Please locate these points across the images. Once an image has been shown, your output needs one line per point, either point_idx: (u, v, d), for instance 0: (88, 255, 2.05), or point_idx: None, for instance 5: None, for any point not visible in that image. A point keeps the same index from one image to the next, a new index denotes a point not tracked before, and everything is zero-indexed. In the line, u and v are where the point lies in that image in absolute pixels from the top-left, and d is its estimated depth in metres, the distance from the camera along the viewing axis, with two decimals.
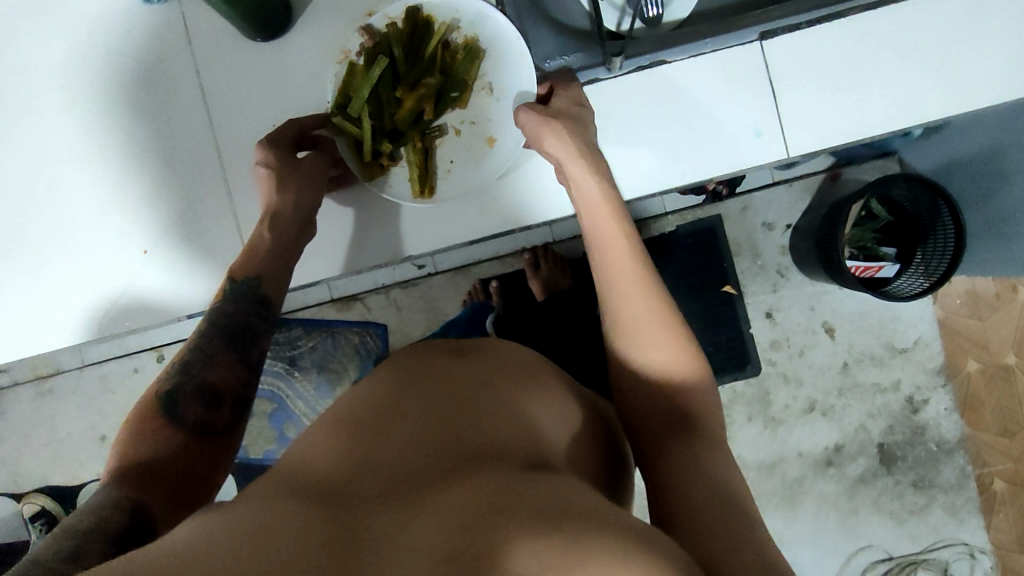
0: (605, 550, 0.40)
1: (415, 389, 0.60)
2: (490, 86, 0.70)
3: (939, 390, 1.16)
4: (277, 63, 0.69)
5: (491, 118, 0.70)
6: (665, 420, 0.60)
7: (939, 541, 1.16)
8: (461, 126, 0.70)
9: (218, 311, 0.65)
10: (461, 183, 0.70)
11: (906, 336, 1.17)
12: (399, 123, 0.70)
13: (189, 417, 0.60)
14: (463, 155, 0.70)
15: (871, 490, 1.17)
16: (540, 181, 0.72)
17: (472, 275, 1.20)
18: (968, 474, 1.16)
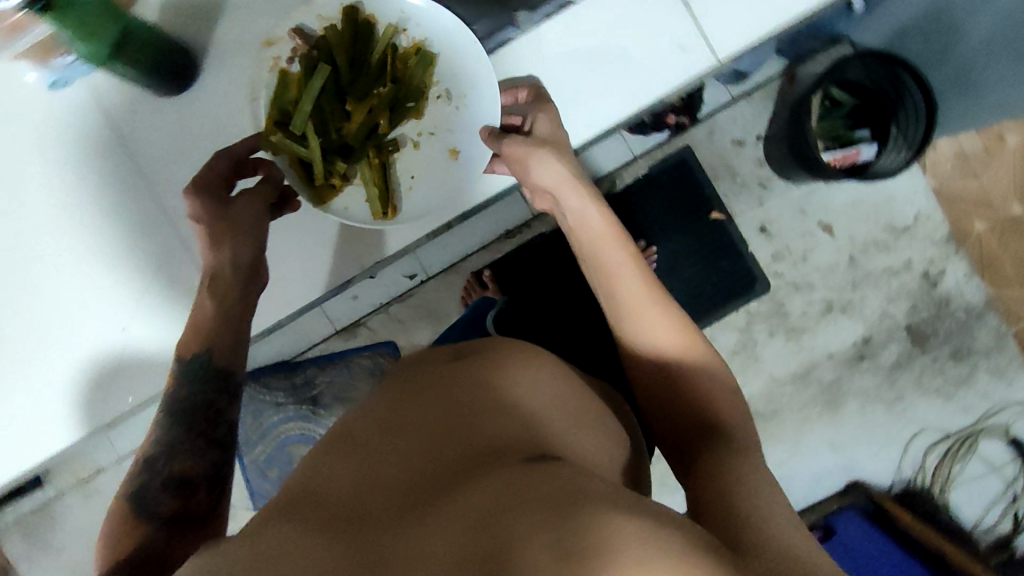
0: (616, 523, 0.42)
1: (415, 411, 0.62)
2: (445, 93, 0.70)
3: (953, 258, 1.14)
4: (200, 113, 0.70)
5: (451, 127, 0.71)
6: (684, 407, 0.61)
7: (992, 407, 1.14)
8: (419, 137, 0.72)
9: (175, 395, 0.68)
10: (423, 199, 0.72)
11: (904, 213, 1.14)
12: (350, 138, 0.70)
13: (164, 507, 0.64)
14: (423, 168, 0.72)
15: (911, 373, 1.15)
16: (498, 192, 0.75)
17: (463, 271, 1.20)
18: (1004, 333, 1.14)
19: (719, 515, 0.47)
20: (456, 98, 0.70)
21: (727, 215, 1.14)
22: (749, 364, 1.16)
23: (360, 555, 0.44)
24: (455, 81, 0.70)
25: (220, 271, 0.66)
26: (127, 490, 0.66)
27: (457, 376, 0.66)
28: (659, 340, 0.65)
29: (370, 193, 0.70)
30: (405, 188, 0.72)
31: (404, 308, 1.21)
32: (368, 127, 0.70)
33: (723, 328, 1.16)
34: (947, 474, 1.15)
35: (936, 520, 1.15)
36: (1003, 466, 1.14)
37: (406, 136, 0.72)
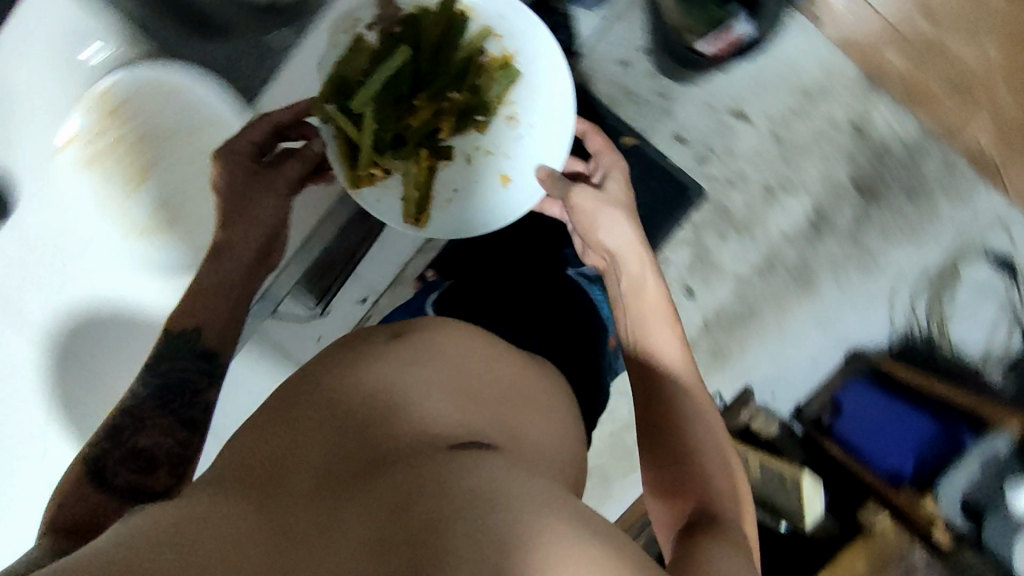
0: (531, 529, 0.48)
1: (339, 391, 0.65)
2: (513, 113, 0.80)
3: (876, 102, 1.10)
4: None
5: (503, 150, 0.80)
6: (696, 448, 0.66)
7: (966, 235, 1.11)
8: (474, 151, 0.80)
9: (159, 369, 0.71)
10: (452, 217, 0.79)
11: (813, 74, 1.10)
12: (410, 132, 0.78)
13: (120, 482, 0.65)
14: (462, 181, 0.80)
15: (872, 226, 1.12)
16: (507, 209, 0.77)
17: (407, 279, 1.19)
18: (953, 159, 1.10)
19: (681, 565, 0.54)
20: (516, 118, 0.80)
21: (641, 137, 1.10)
22: (710, 272, 1.15)
23: (281, 531, 0.50)
24: (525, 107, 0.79)
25: (231, 245, 0.74)
26: (81, 457, 0.67)
27: (380, 359, 0.68)
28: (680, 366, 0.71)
29: (409, 193, 0.76)
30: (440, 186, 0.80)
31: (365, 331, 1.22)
32: (429, 127, 0.78)
33: (673, 248, 1.15)
34: (940, 313, 1.12)
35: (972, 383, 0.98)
36: (993, 286, 1.11)
37: (459, 129, 0.80)
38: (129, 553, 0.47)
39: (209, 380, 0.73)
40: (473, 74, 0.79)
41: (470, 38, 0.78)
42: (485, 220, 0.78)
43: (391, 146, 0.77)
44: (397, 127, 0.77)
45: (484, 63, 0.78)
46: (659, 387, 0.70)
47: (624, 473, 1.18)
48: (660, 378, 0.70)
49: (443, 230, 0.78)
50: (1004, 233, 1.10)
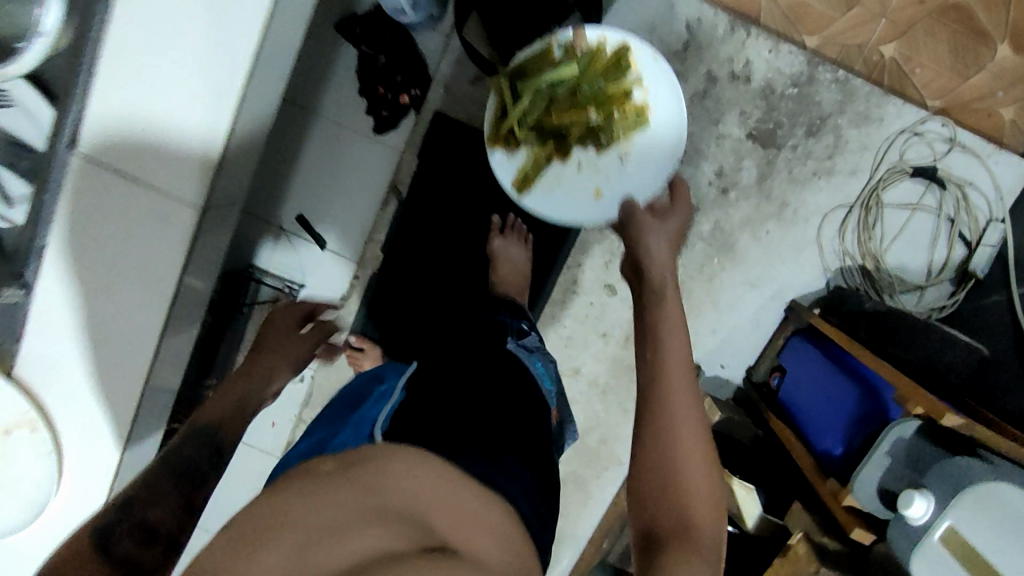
0: None
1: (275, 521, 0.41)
2: (624, 154, 0.85)
3: (750, 42, 1.02)
4: None
5: (608, 177, 0.86)
6: (688, 460, 0.55)
7: (879, 153, 1.04)
8: (584, 163, 0.86)
9: (168, 450, 0.61)
10: (545, 198, 0.87)
11: (676, 31, 1.02)
12: (547, 126, 0.84)
13: (117, 551, 0.52)
14: (567, 182, 0.87)
15: (780, 171, 1.06)
16: (584, 215, 0.86)
17: (335, 351, 1.16)
18: (846, 79, 1.03)
19: None
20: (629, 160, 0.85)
21: None
22: None
23: None
24: (640, 151, 0.85)
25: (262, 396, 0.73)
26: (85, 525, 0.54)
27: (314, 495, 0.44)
28: (674, 372, 0.58)
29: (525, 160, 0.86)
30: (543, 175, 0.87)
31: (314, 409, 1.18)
32: (559, 130, 0.84)
33: (586, 250, 1.11)
34: (878, 246, 1.06)
35: (916, 338, 0.92)
36: (924, 202, 1.05)
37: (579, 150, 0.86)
38: None
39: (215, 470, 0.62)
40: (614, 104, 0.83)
41: (625, 77, 0.83)
42: (567, 215, 0.86)
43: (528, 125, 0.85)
44: (540, 125, 0.84)
45: (626, 102, 0.84)
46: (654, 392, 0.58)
47: (598, 475, 1.17)
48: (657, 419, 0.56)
49: (536, 204, 0.87)
50: (921, 142, 1.04)
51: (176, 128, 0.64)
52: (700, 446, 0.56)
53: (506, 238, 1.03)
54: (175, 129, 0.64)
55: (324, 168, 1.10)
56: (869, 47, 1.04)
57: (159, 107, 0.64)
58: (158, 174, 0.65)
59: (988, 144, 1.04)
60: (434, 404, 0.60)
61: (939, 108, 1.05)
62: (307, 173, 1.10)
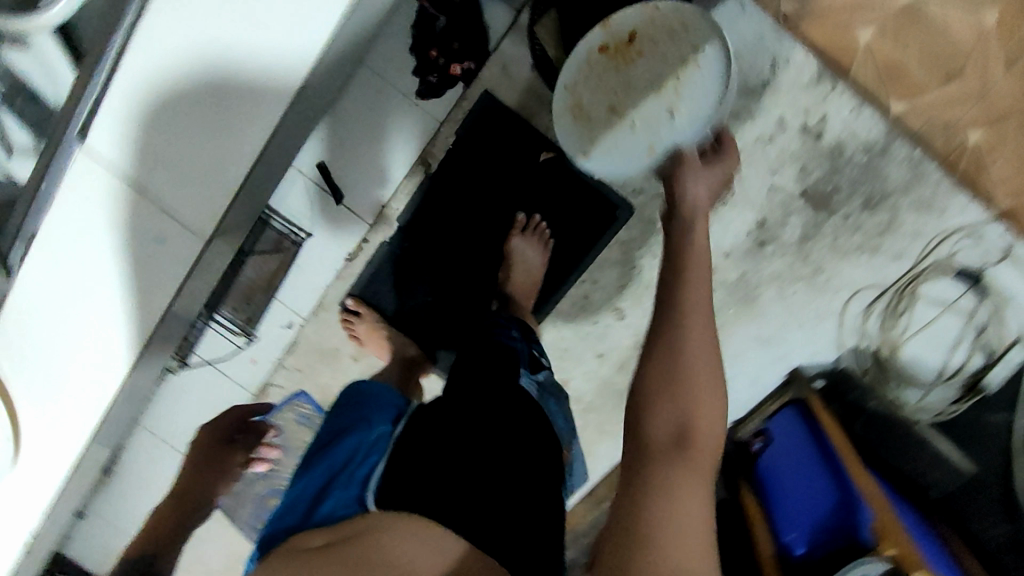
0: None
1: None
2: (672, 109, 0.80)
3: (832, 98, 0.95)
4: None
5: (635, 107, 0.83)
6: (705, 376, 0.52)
7: (929, 245, 0.99)
8: (618, 108, 0.83)
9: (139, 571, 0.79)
10: (595, 151, 0.85)
11: (758, 67, 0.94)
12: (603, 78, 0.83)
13: None
14: (602, 128, 0.84)
15: (824, 239, 1.00)
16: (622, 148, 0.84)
17: (330, 306, 1.13)
18: (920, 159, 0.96)
19: None
20: (678, 115, 0.80)
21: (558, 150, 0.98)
22: (644, 292, 1.06)
23: None
24: (690, 104, 0.79)
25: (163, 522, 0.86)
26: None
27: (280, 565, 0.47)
28: (691, 308, 0.53)
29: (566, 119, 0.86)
30: (569, 78, 0.85)
31: (297, 356, 1.17)
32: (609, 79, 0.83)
33: (601, 269, 1.06)
34: (897, 336, 1.02)
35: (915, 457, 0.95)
36: (958, 304, 1.01)
37: (621, 77, 0.83)
38: None
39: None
40: (682, 46, 0.79)
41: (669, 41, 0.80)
42: (609, 155, 0.84)
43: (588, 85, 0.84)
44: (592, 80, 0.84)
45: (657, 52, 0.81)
46: (671, 316, 0.53)
47: None
48: (661, 341, 0.52)
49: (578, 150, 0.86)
50: (974, 244, 0.99)
51: (259, 72, 0.62)
52: (711, 374, 0.52)
53: (525, 241, 0.99)
54: (262, 71, 0.62)
55: (359, 122, 1.02)
56: (955, 128, 0.97)
57: (244, 53, 0.61)
58: (233, 118, 0.64)
59: None
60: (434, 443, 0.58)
61: (1006, 207, 0.98)
62: (341, 122, 1.01)
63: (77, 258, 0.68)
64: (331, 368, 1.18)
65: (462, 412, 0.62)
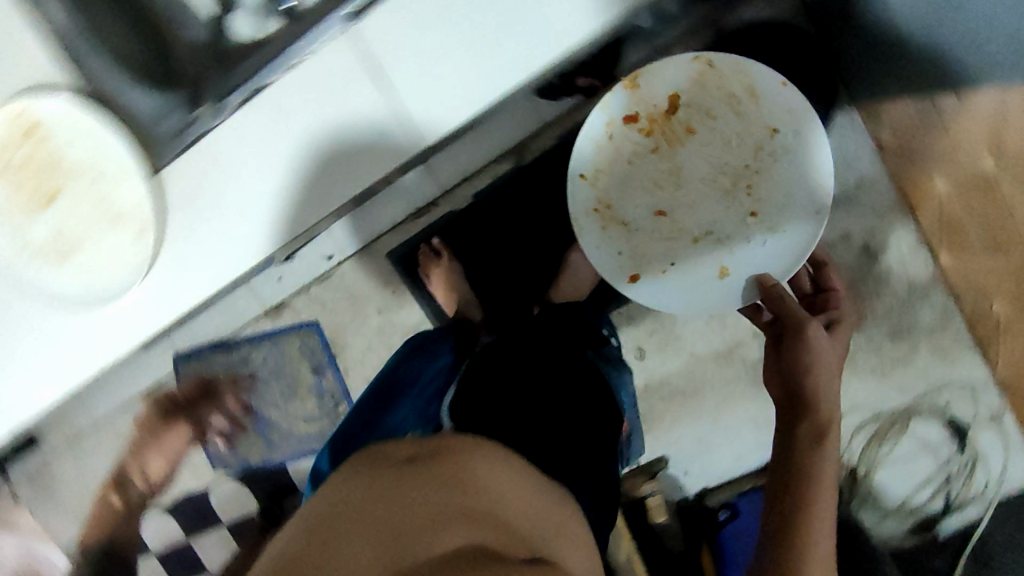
0: None
1: (332, 518, 0.48)
2: (755, 213, 0.84)
3: (897, 228, 1.04)
4: None
5: (675, 202, 0.86)
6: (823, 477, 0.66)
7: (932, 387, 1.08)
8: (664, 202, 0.86)
9: None
10: (639, 251, 0.86)
11: (842, 179, 1.04)
12: (638, 160, 0.85)
13: None
14: (644, 221, 0.86)
15: (845, 352, 1.08)
16: (670, 250, 0.85)
17: (378, 253, 1.17)
18: (951, 310, 1.05)
19: None
20: (764, 221, 0.83)
21: None
22: (669, 342, 1.12)
23: None
24: (767, 204, 0.83)
25: None
26: None
27: (365, 473, 0.52)
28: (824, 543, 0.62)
29: (603, 210, 0.86)
30: (590, 167, 0.85)
31: (326, 289, 1.21)
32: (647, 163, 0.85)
33: (639, 307, 1.12)
34: (875, 459, 1.10)
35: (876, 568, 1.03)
36: (939, 450, 1.09)
37: (668, 168, 0.85)
38: None
39: None
40: (732, 133, 0.84)
41: (722, 134, 0.84)
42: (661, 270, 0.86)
43: (628, 174, 0.85)
44: (631, 161, 0.85)
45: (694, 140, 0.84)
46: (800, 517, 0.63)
47: None
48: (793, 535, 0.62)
49: (623, 242, 0.86)
50: (971, 401, 1.07)
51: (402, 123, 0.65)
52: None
53: (584, 257, 1.03)
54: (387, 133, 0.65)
55: None
56: (991, 295, 1.04)
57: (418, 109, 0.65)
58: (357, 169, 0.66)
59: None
60: (500, 385, 0.66)
61: (1013, 382, 1.06)
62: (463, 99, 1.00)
63: (215, 215, 0.67)
64: (354, 311, 1.21)
65: (529, 365, 0.71)
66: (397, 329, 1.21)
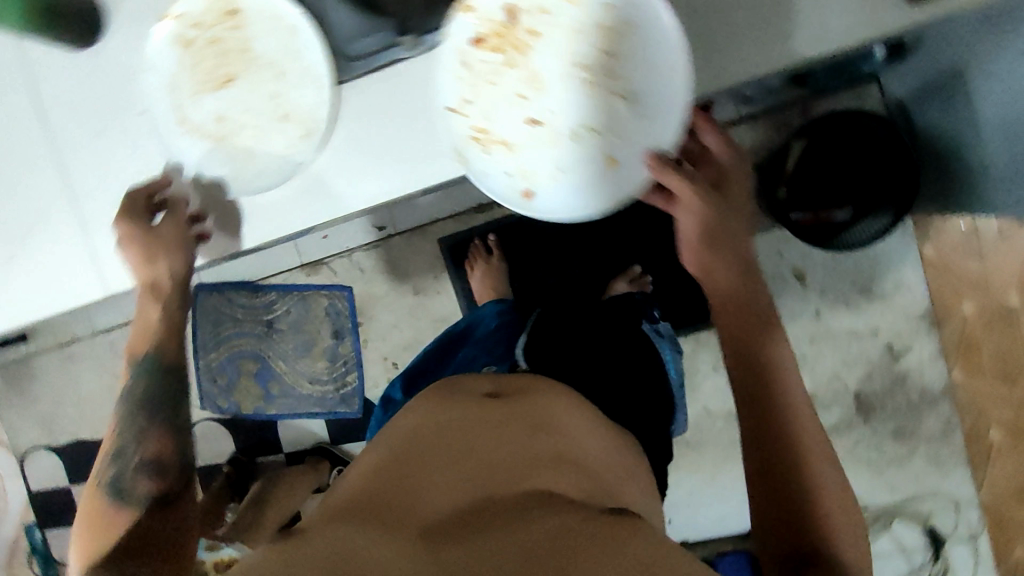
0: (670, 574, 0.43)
1: (430, 442, 0.58)
2: (627, 95, 0.56)
3: (923, 337, 1.10)
4: (100, 71, 0.62)
5: (554, 108, 0.58)
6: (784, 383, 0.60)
7: (920, 493, 1.12)
8: (538, 119, 0.58)
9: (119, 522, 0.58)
10: (511, 186, 0.59)
11: (884, 279, 1.09)
12: (475, 71, 0.57)
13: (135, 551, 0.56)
14: (534, 157, 0.59)
15: (847, 439, 1.13)
16: (563, 166, 0.58)
17: (430, 236, 1.19)
18: (954, 425, 1.11)
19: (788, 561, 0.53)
20: (632, 100, 0.56)
21: None
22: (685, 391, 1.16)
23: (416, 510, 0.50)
24: (641, 75, 0.55)
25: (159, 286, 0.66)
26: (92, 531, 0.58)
27: (453, 411, 0.63)
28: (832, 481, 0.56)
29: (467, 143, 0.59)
30: (456, 99, 0.58)
31: (369, 258, 1.22)
32: (465, 84, 0.58)
33: None
34: None
35: None
36: (913, 554, 1.13)
37: (525, 79, 0.58)
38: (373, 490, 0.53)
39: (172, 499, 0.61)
40: (575, 22, 0.56)
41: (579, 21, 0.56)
42: (565, 178, 0.58)
43: (478, 80, 0.58)
44: (476, 72, 0.57)
45: (538, 40, 0.57)
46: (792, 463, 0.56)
47: None
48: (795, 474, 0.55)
49: (507, 169, 0.59)
50: (954, 516, 1.12)
51: None
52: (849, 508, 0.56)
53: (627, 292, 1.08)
54: None
55: None
56: (993, 419, 1.10)
57: None
58: None
59: (995, 566, 1.11)
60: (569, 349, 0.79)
61: (995, 507, 1.11)
62: None
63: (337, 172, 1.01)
64: (389, 287, 1.22)
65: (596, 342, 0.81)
66: (426, 314, 1.22)
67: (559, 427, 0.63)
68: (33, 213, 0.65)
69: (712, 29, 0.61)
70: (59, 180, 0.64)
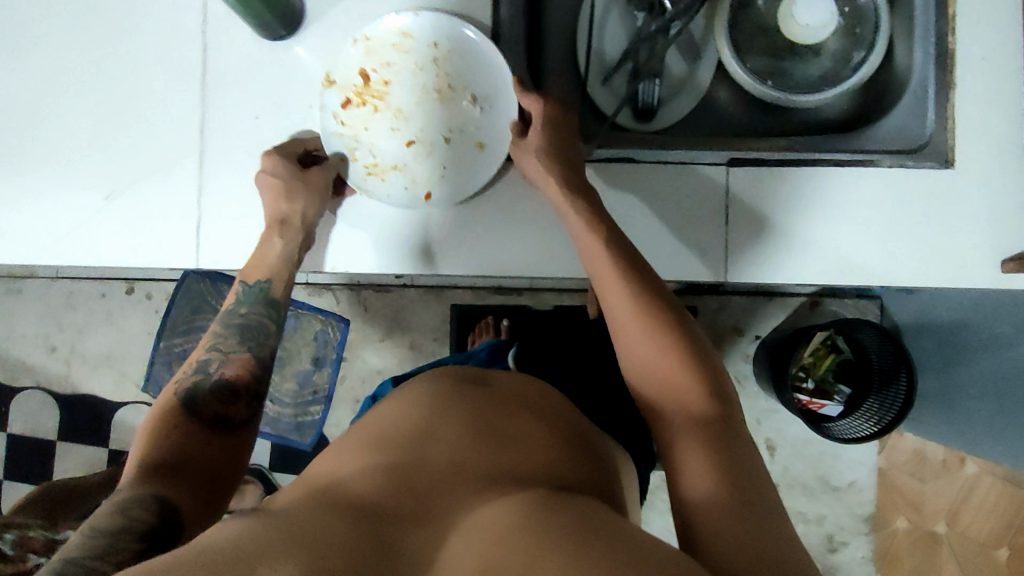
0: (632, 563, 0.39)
1: (371, 436, 0.53)
2: (475, 97, 0.68)
3: (859, 538, 1.17)
4: (278, 87, 0.68)
5: (422, 128, 0.68)
6: (631, 339, 0.59)
7: None
8: (423, 143, 0.68)
9: (167, 450, 0.58)
10: (419, 192, 0.68)
11: (841, 475, 1.18)
12: (346, 114, 0.67)
13: (175, 485, 0.55)
14: (433, 169, 0.68)
15: None
16: (469, 170, 0.68)
17: (444, 299, 1.21)
18: None
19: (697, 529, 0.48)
20: (482, 104, 0.68)
21: None
22: None
23: (360, 507, 0.45)
24: (481, 81, 0.68)
25: (290, 222, 0.66)
26: (140, 459, 0.57)
27: (403, 397, 0.58)
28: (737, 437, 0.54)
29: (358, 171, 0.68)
30: (344, 146, 0.68)
31: (377, 299, 1.22)
32: (341, 126, 0.68)
33: None
34: None
35: None
36: None
37: (390, 115, 0.68)
38: (317, 491, 0.48)
39: (232, 439, 0.62)
40: (417, 66, 0.67)
41: (423, 63, 0.67)
42: (471, 178, 0.68)
43: (358, 123, 0.68)
44: (347, 116, 0.67)
45: (380, 92, 0.67)
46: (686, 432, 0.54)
47: None
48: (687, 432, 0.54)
49: (405, 190, 0.68)
50: None
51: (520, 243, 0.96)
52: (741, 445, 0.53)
53: None
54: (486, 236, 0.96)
55: None
56: None
57: None
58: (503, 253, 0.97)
59: None
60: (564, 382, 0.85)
61: None
62: None
63: None
64: (386, 333, 1.21)
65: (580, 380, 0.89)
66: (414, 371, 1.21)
67: (524, 405, 0.58)
68: (161, 161, 0.68)
69: (811, 215, 0.67)
70: (199, 149, 0.68)
